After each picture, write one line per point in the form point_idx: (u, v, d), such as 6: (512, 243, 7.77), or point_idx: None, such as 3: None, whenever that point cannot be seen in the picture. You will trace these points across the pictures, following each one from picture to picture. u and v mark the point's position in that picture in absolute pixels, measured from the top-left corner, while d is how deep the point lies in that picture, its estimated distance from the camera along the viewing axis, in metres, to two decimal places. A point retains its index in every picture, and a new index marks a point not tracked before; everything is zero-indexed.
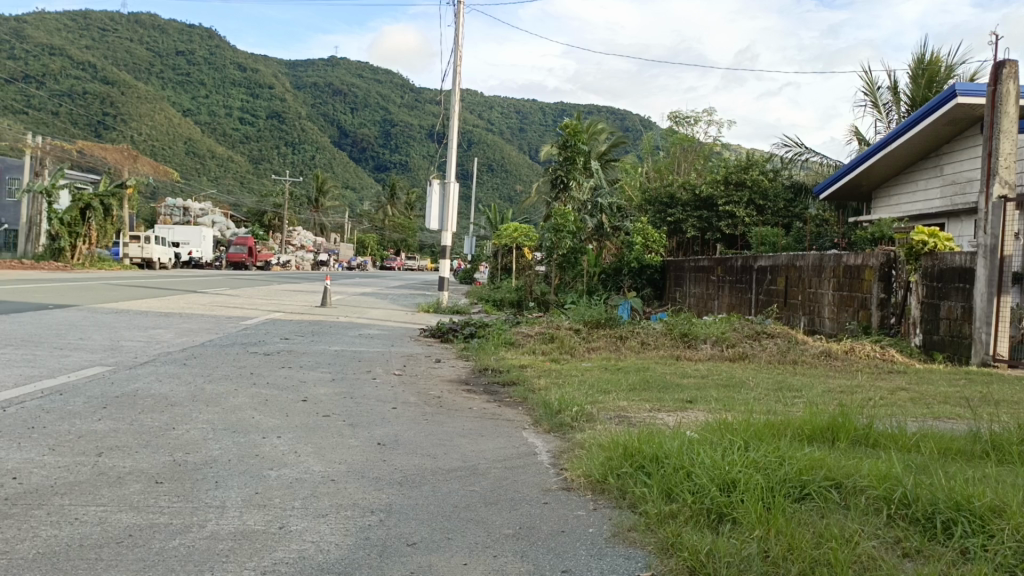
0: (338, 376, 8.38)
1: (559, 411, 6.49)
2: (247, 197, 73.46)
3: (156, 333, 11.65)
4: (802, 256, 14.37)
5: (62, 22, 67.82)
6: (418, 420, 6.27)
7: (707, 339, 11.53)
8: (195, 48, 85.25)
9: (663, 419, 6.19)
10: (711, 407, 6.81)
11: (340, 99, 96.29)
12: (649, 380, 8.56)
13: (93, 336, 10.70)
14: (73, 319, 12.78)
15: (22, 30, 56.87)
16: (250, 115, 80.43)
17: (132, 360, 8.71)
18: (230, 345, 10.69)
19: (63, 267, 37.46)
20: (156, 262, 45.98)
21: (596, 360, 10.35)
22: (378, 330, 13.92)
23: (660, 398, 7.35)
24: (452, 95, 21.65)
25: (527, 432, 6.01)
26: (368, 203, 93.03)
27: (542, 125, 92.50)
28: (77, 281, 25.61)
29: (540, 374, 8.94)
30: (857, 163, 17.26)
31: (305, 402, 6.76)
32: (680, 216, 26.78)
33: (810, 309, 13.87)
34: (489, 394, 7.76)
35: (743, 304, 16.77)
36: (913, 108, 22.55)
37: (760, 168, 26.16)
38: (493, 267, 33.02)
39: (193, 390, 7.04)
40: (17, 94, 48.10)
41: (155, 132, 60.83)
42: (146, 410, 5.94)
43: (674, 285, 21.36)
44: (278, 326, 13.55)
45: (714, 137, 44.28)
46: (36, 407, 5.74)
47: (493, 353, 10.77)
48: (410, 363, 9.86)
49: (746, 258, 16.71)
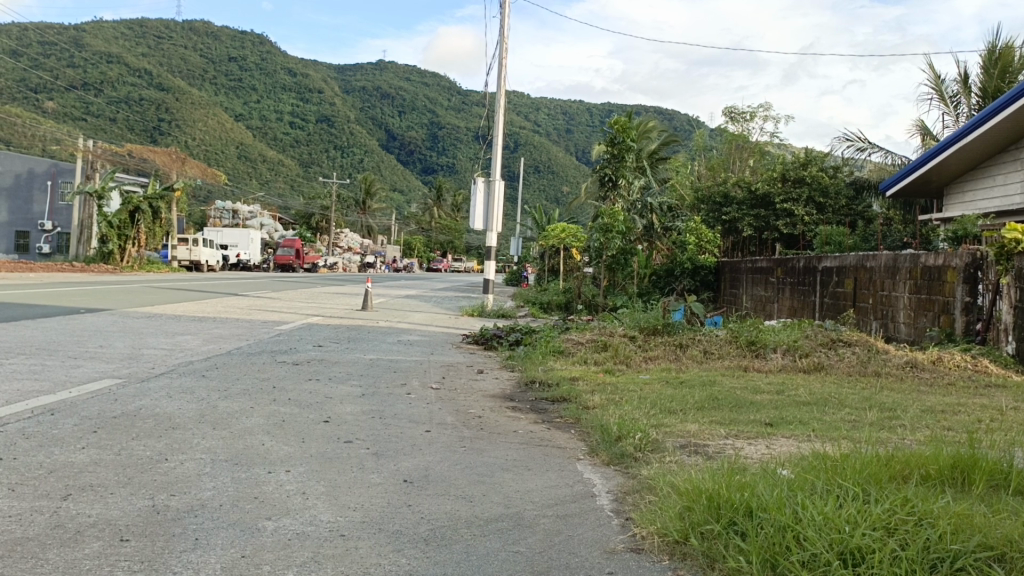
0: (369, 390, 7.54)
1: (618, 439, 5.51)
2: (296, 200, 73.87)
3: (182, 339, 10.99)
4: (873, 256, 13.15)
5: (119, 30, 68.95)
6: (453, 448, 5.35)
7: (778, 348, 10.44)
8: (247, 54, 85.96)
9: (745, 449, 5.22)
10: (799, 432, 5.81)
11: (389, 103, 96.06)
12: (716, 397, 7.52)
13: (115, 343, 10.07)
14: (101, 324, 12.21)
15: (81, 39, 58.00)
16: (300, 119, 81.12)
17: (148, 371, 7.97)
18: (260, 353, 9.96)
19: (112, 270, 37.61)
20: (203, 265, 46.12)
21: (655, 371, 9.34)
22: (418, 336, 13.11)
23: (732, 420, 6.33)
24: (496, 95, 20.89)
25: (580, 464, 5.08)
26: (416, 205, 94.07)
27: (588, 126, 91.43)
28: (119, 284, 25.40)
29: (593, 388, 7.98)
30: (924, 160, 15.90)
31: (326, 424, 5.91)
32: (734, 215, 25.47)
33: (884, 313, 12.66)
34: (535, 414, 6.83)
35: (806, 308, 15.54)
36: (985, 100, 20.96)
37: (819, 164, 24.77)
38: (541, 269, 32.13)
39: (204, 408, 6.26)
40: (76, 101, 50.03)
41: (208, 137, 61.08)
42: (143, 435, 5.17)
43: (730, 287, 20.09)
44: (314, 332, 12.82)
45: (769, 135, 42.46)
46: (18, 431, 5.02)
47: (541, 363, 9.83)
48: (450, 374, 8.97)
49: (809, 258, 15.48)
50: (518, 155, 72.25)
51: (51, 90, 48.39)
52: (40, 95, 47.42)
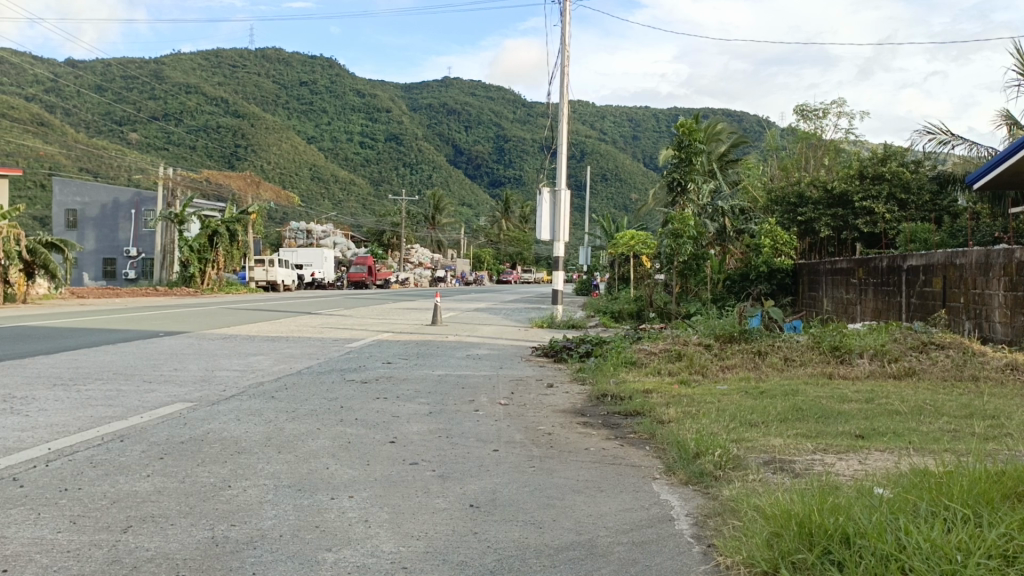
0: (438, 408, 7.38)
1: (696, 456, 5.18)
2: (367, 218, 75.16)
3: (254, 359, 11.09)
4: (962, 253, 12.40)
5: (196, 62, 71.51)
6: (522, 468, 5.11)
7: (864, 353, 9.89)
8: (317, 78, 88.01)
9: (836, 465, 4.84)
10: (894, 446, 5.39)
11: (455, 119, 96.96)
12: (800, 408, 7.10)
13: (189, 366, 10.21)
14: (177, 347, 12.43)
15: (161, 73, 60.36)
16: (369, 139, 82.65)
17: (218, 394, 7.99)
18: (330, 372, 9.95)
19: (193, 293, 38.76)
20: (280, 285, 47.21)
21: (734, 381, 8.92)
22: (487, 350, 12.95)
23: (820, 433, 5.93)
24: (559, 105, 20.72)
25: (655, 484, 4.80)
26: (484, 219, 93.07)
27: (655, 131, 90.26)
28: (199, 306, 26.02)
29: (668, 401, 7.64)
30: (1015, 150, 14.97)
31: (391, 445, 5.76)
32: (811, 215, 24.59)
33: (977, 312, 11.92)
34: (610, 429, 6.54)
35: (891, 309, 14.79)
36: None
37: (899, 160, 23.74)
38: (611, 277, 31.68)
39: (272, 431, 6.19)
40: (158, 131, 52.02)
41: (283, 161, 62.63)
42: (208, 460, 5.12)
43: (808, 290, 19.32)
44: (384, 349, 12.79)
45: (845, 131, 40.97)
46: (85, 459, 5.03)
47: (613, 375, 9.50)
48: (520, 389, 8.74)
49: (892, 257, 14.76)
50: (584, 164, 71.93)
51: (134, 122, 51.54)
52: (123, 128, 50.87)
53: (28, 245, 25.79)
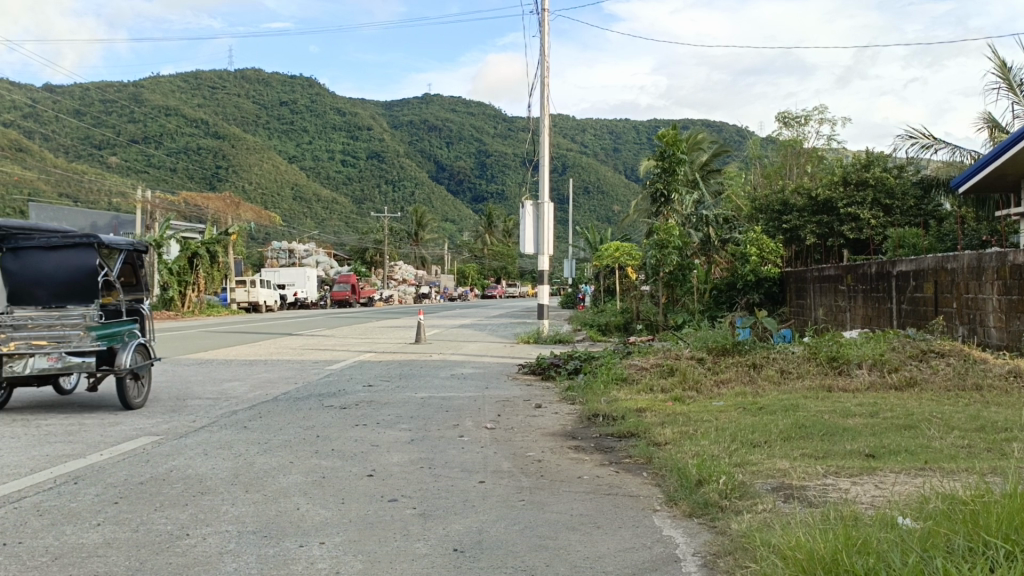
0: (420, 435, 6.95)
1: (699, 484, 4.79)
2: (350, 236, 74.79)
3: (230, 386, 10.60)
4: (953, 257, 12.13)
5: (175, 83, 70.94)
6: (511, 504, 4.70)
7: (863, 364, 9.54)
8: (298, 97, 87.48)
9: (853, 492, 4.47)
10: (910, 466, 5.02)
11: (436, 135, 96.65)
12: (803, 424, 6.75)
13: (160, 395, 9.71)
14: (150, 374, 11.92)
15: (140, 95, 59.75)
16: (351, 157, 82.25)
17: (188, 426, 7.53)
18: (307, 397, 9.51)
19: (173, 316, 38.09)
20: (262, 306, 46.61)
21: (729, 397, 8.55)
22: (473, 369, 12.52)
23: (827, 454, 5.56)
24: (540, 119, 20.41)
25: (656, 517, 4.40)
26: (468, 234, 95.02)
27: (636, 143, 90.47)
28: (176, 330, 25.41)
29: (663, 420, 7.26)
30: (1003, 151, 14.74)
31: (369, 478, 5.35)
32: (796, 223, 24.37)
33: (971, 317, 11.63)
34: (603, 454, 6.13)
35: (881, 316, 14.52)
36: None
37: (882, 165, 23.60)
38: (597, 289, 31.37)
39: (241, 466, 5.74)
40: (138, 154, 51.37)
41: (264, 181, 62.02)
42: (167, 504, 4.67)
43: (795, 298, 19.04)
44: (366, 371, 12.35)
45: (827, 138, 40.87)
46: (32, 506, 4.58)
47: (603, 394, 9.12)
48: (506, 411, 8.33)
49: (881, 262, 14.50)
50: (566, 177, 71.91)
51: (113, 145, 50.59)
52: (104, 152, 49.80)
53: None
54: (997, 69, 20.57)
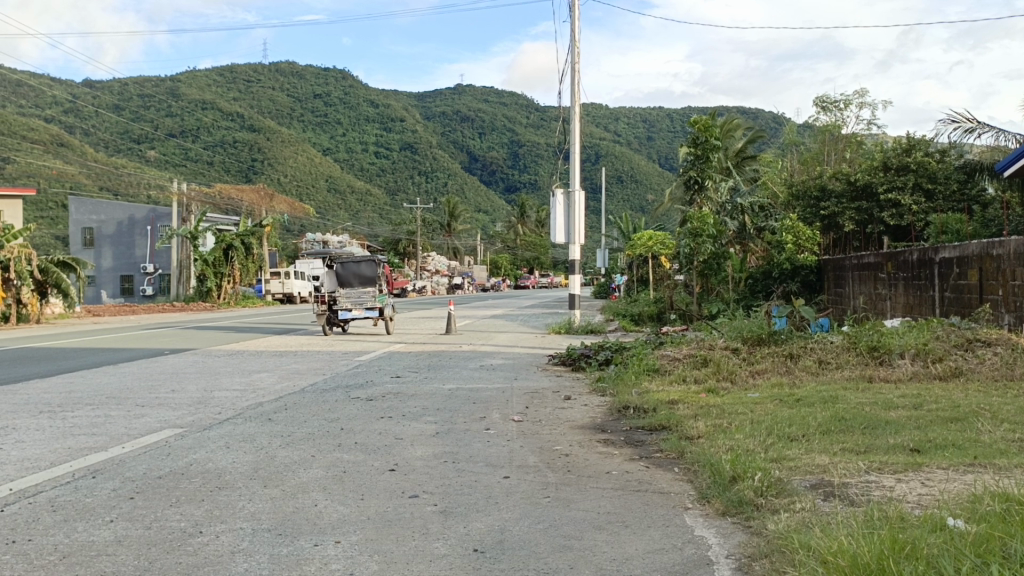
0: (445, 428, 6.80)
1: (734, 481, 4.55)
2: (384, 227, 75.11)
3: (258, 378, 10.55)
4: (999, 243, 11.67)
5: (211, 78, 71.66)
6: (535, 501, 4.51)
7: (905, 354, 9.20)
8: (331, 90, 87.83)
9: (898, 491, 4.20)
10: (958, 462, 4.73)
11: (469, 125, 96.54)
12: (843, 417, 6.47)
13: (189, 386, 9.70)
14: (181, 366, 11.93)
15: (177, 90, 60.44)
16: (384, 148, 82.53)
17: (212, 418, 7.47)
18: (333, 388, 9.43)
19: (209, 307, 38.49)
20: (297, 297, 46.94)
21: (765, 388, 8.29)
22: (502, 360, 12.35)
23: (869, 448, 5.29)
24: (571, 106, 20.11)
25: (687, 517, 4.18)
26: (500, 224, 93.00)
27: (670, 131, 89.48)
28: (210, 321, 25.56)
29: (696, 412, 7.02)
30: None
31: (391, 473, 5.20)
32: (834, 209, 23.82)
33: (1018, 305, 11.17)
34: (632, 449, 5.91)
35: (923, 304, 14.05)
36: None
37: (924, 149, 22.92)
38: (630, 279, 30.94)
39: (261, 460, 5.63)
40: (176, 148, 51.95)
41: (299, 173, 62.35)
42: (183, 500, 4.57)
43: (833, 286, 18.49)
44: (394, 361, 12.25)
45: (867, 123, 39.85)
46: (47, 502, 4.50)
47: (635, 385, 8.90)
48: (534, 403, 8.15)
49: (923, 249, 14.02)
50: (599, 166, 71.23)
51: (152, 140, 51.35)
52: (141, 146, 50.59)
53: (40, 265, 25.49)
54: None
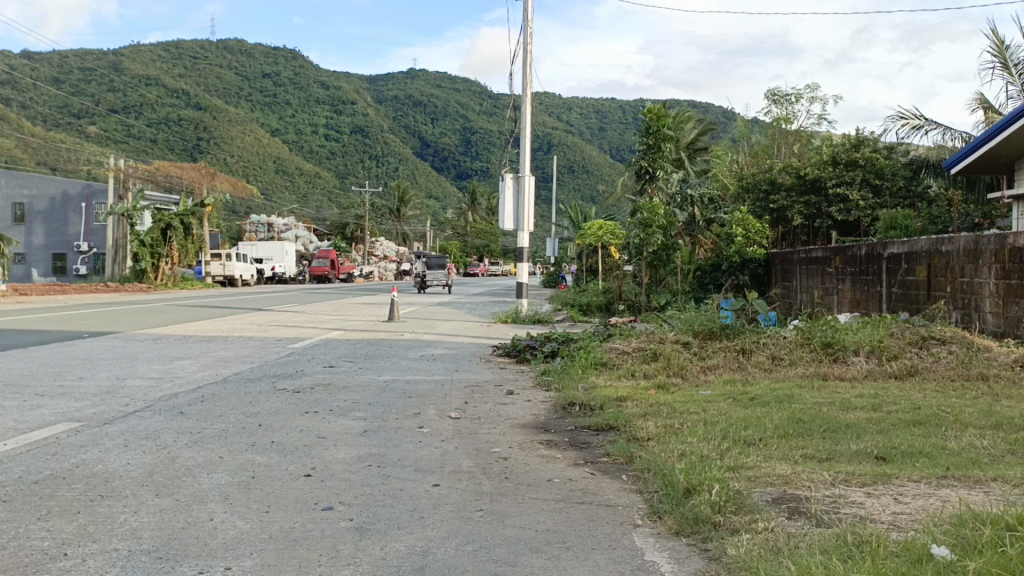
0: (375, 425, 6.21)
1: (688, 495, 4.07)
2: (332, 211, 73.51)
3: (179, 365, 9.79)
4: (949, 239, 11.50)
5: (155, 53, 69.32)
6: (466, 515, 3.97)
7: (860, 351, 8.89)
8: (281, 69, 85.64)
9: (871, 509, 3.75)
10: (931, 474, 4.31)
11: (421, 110, 95.22)
12: (801, 418, 6.07)
13: (100, 374, 8.90)
14: (98, 351, 11.08)
15: (119, 64, 58.24)
16: (334, 131, 81.05)
17: (117, 411, 6.74)
18: (259, 379, 8.74)
19: (146, 289, 37.03)
20: (238, 279, 45.48)
21: (717, 385, 7.89)
22: (444, 350, 11.76)
23: (831, 456, 4.88)
24: (523, 92, 19.54)
25: (636, 536, 3.69)
26: (451, 211, 93.08)
27: (622, 123, 89.39)
28: (142, 303, 24.41)
29: (646, 411, 6.55)
30: (996, 131, 14.16)
31: (306, 479, 4.61)
32: (783, 203, 23.70)
33: (967, 302, 10.99)
34: (577, 452, 5.42)
35: (870, 300, 13.91)
36: None
37: (872, 145, 22.95)
38: (580, 269, 30.53)
39: (159, 462, 4.97)
40: (118, 124, 50.00)
41: (246, 154, 60.65)
42: (55, 512, 3.91)
43: (780, 281, 18.29)
44: (330, 350, 11.58)
45: (817, 117, 40.04)
46: None
47: (581, 380, 8.43)
48: (474, 398, 7.61)
49: (872, 244, 13.85)
50: (551, 156, 70.71)
51: (93, 115, 48.87)
52: (82, 121, 48.19)
53: None
54: (994, 47, 19.79)
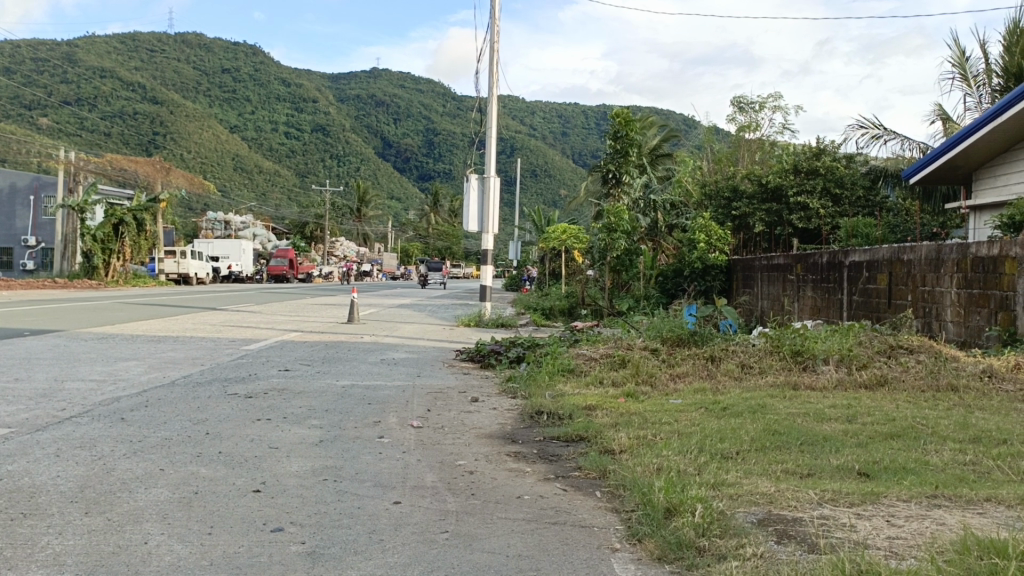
0: (332, 435, 5.83)
1: (669, 515, 3.80)
2: (291, 210, 72.35)
3: (123, 366, 9.27)
4: (910, 248, 11.46)
5: (111, 45, 67.75)
6: (431, 538, 3.64)
7: (829, 359, 8.73)
8: (241, 65, 84.17)
9: (865, 532, 3.51)
10: (920, 493, 4.09)
11: (384, 110, 94.17)
12: (776, 430, 5.85)
13: (36, 375, 8.36)
14: (37, 350, 10.48)
15: (73, 55, 56.71)
16: (295, 129, 79.92)
17: (52, 416, 6.28)
18: (208, 382, 8.28)
19: (96, 285, 35.89)
20: (192, 278, 44.37)
21: (687, 394, 7.66)
22: (405, 353, 11.39)
23: (811, 471, 4.66)
24: (488, 95, 19.27)
25: (616, 563, 3.40)
26: (413, 212, 92.23)
27: (585, 128, 89.52)
28: (90, 301, 23.55)
29: (617, 421, 6.28)
30: (953, 142, 14.22)
31: (257, 495, 4.25)
32: (745, 210, 23.65)
33: (928, 311, 10.95)
34: (547, 465, 5.12)
35: (831, 308, 13.86)
36: (1004, 82, 18.32)
37: (833, 154, 23.05)
38: (542, 273, 30.31)
39: (94, 475, 4.55)
40: (70, 116, 48.53)
41: (203, 150, 59.46)
42: None
43: (742, 287, 18.19)
44: (286, 352, 11.13)
45: (779, 126, 40.41)
46: None
47: (547, 387, 8.13)
48: (437, 405, 7.26)
49: (833, 252, 13.82)
50: (514, 160, 70.57)
51: (44, 107, 47.33)
52: (33, 113, 46.50)
53: None
54: (954, 58, 20.00)
